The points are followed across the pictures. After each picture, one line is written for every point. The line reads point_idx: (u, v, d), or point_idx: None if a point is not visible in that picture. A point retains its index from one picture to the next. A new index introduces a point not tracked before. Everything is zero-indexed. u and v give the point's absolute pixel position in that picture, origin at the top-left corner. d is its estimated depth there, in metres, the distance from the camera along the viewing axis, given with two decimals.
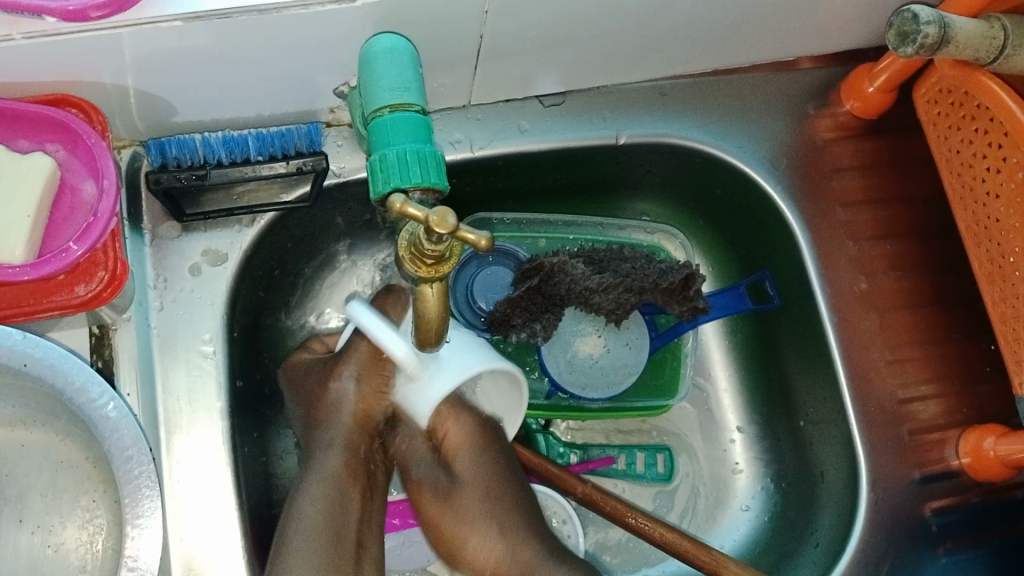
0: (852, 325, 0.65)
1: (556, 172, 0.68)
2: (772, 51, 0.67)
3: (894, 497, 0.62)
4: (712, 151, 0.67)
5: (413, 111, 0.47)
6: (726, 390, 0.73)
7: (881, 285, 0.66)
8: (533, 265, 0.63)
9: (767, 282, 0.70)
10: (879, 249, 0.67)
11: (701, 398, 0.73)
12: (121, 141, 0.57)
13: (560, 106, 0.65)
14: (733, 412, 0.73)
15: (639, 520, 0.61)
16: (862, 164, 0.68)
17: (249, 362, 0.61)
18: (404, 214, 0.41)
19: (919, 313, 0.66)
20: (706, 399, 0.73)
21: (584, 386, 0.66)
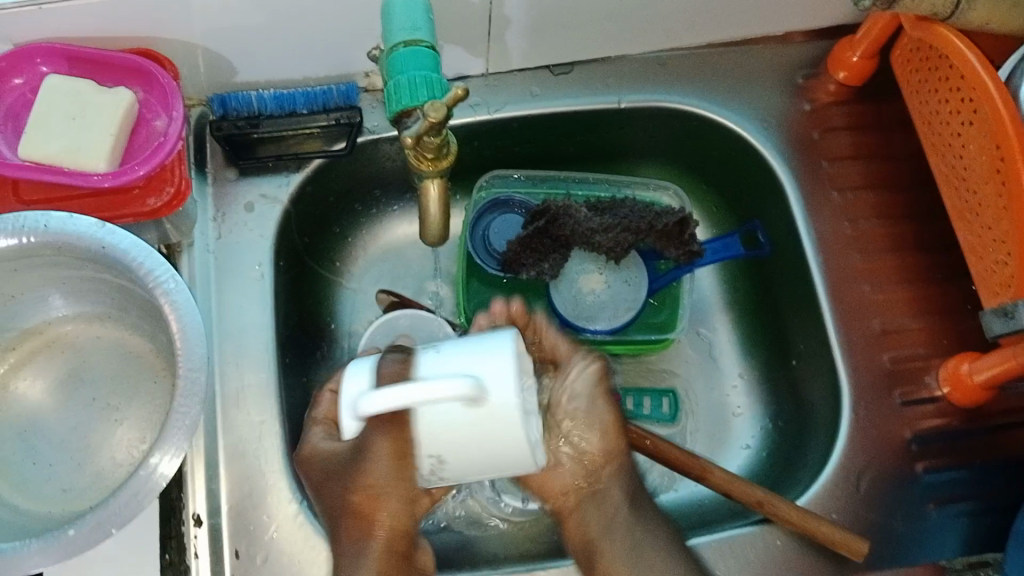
0: (837, 264, 0.70)
1: (567, 135, 0.76)
2: (760, 28, 0.76)
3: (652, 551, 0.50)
4: (704, 113, 0.74)
5: (423, 46, 0.56)
6: (726, 338, 0.79)
7: (866, 230, 0.72)
8: (540, 208, 0.71)
9: (758, 230, 0.76)
10: (864, 199, 0.73)
11: (703, 342, 0.79)
12: (192, 100, 0.69)
13: (568, 75, 0.75)
14: (733, 359, 0.78)
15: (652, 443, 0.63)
16: (850, 126, 0.75)
17: (293, 290, 0.71)
18: (419, 134, 0.49)
19: (902, 257, 0.71)
20: (707, 344, 0.78)
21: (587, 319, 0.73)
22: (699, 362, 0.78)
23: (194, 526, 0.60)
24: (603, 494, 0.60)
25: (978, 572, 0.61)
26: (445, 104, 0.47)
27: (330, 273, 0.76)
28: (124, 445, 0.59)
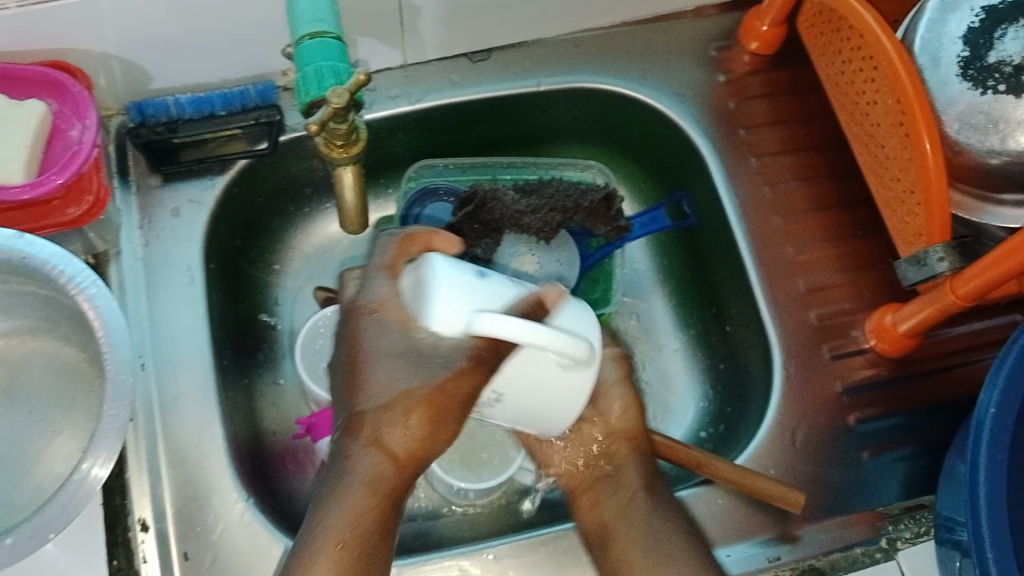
0: (761, 227, 0.72)
1: (491, 121, 0.77)
2: (670, 3, 0.77)
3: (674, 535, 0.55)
4: (623, 91, 0.76)
5: (329, 38, 0.56)
6: (659, 307, 0.80)
7: (786, 192, 0.74)
8: (468, 195, 0.71)
9: (683, 202, 0.77)
10: (782, 162, 0.75)
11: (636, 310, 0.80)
12: (110, 110, 0.68)
13: (487, 61, 0.76)
14: (668, 326, 0.80)
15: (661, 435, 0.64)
16: (766, 94, 0.77)
17: (226, 292, 0.71)
18: (323, 120, 0.50)
19: (823, 216, 0.73)
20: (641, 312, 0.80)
21: None
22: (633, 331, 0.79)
23: (142, 531, 0.59)
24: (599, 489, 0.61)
25: (915, 515, 0.62)
26: (348, 90, 0.49)
27: (264, 273, 0.76)
28: (62, 457, 0.58)
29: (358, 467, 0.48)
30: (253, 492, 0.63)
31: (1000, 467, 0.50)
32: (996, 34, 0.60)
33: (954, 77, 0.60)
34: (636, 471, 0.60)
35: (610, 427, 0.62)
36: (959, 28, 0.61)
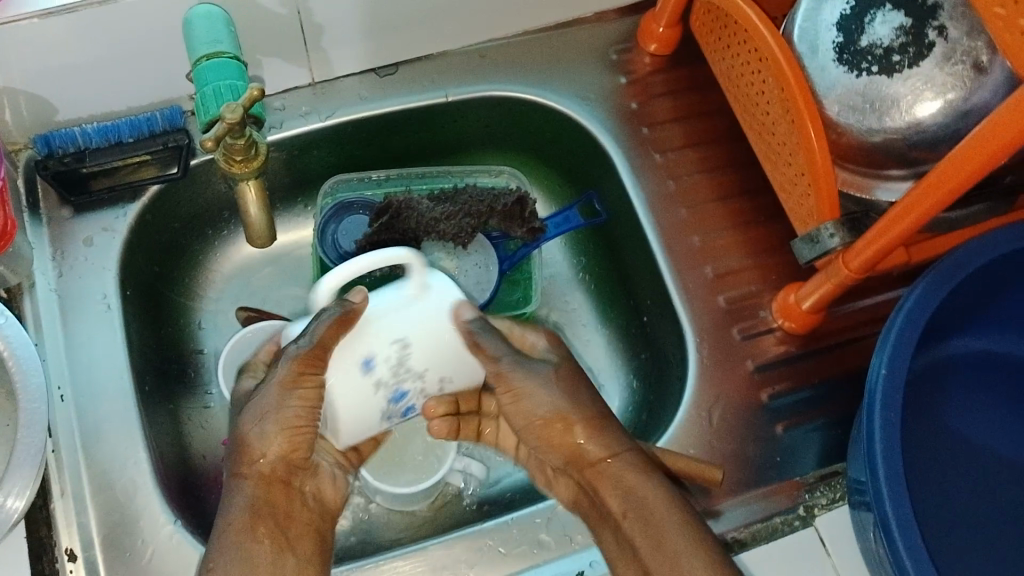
0: (668, 219, 0.75)
1: (403, 133, 0.79)
2: (568, 11, 0.80)
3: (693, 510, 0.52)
4: (529, 96, 0.78)
5: (227, 57, 0.57)
6: (578, 305, 0.83)
7: (689, 184, 0.77)
8: (383, 205, 0.72)
9: (594, 200, 0.79)
10: (684, 156, 0.78)
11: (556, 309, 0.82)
12: (16, 145, 0.68)
13: (394, 75, 0.77)
14: (587, 322, 0.82)
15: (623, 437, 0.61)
16: (666, 93, 0.81)
17: (146, 317, 0.71)
18: (219, 136, 0.51)
19: (725, 205, 0.76)
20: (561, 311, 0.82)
21: None
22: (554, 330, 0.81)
23: (69, 561, 0.59)
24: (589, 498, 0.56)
25: (829, 482, 0.65)
26: (241, 106, 0.50)
27: (186, 298, 0.76)
28: None
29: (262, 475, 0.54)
30: (182, 514, 0.63)
31: (893, 423, 0.53)
32: (866, 19, 0.62)
33: (831, 62, 0.63)
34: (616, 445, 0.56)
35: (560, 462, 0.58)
36: (834, 15, 0.64)
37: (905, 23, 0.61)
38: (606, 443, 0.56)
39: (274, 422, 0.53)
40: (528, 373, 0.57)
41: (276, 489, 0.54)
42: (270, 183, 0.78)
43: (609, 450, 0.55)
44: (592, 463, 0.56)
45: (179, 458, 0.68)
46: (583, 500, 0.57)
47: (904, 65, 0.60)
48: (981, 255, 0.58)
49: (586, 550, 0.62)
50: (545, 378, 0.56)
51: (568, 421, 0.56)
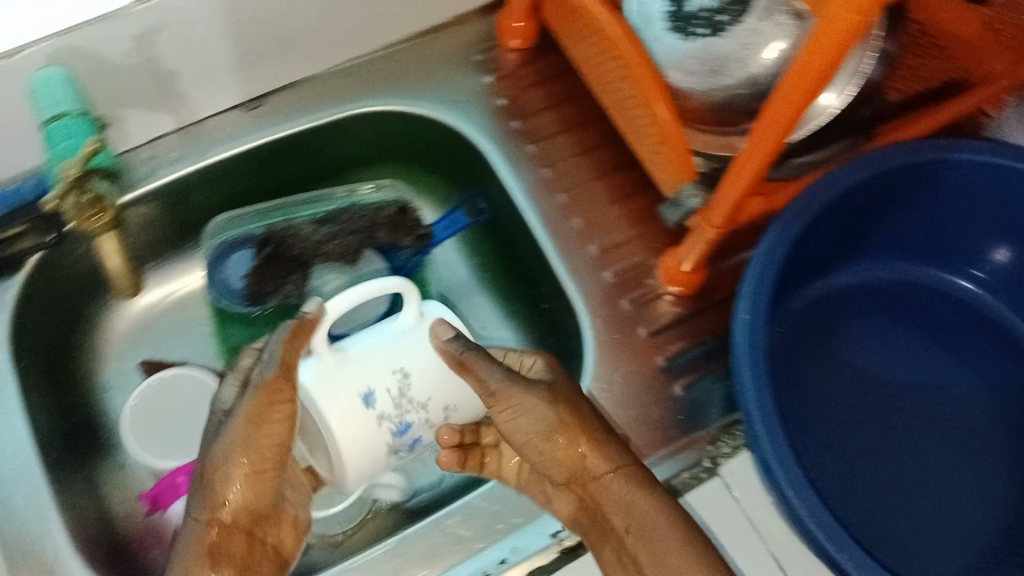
0: (548, 205, 0.77)
1: (281, 162, 0.80)
2: (424, 20, 0.82)
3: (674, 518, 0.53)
4: (397, 108, 0.80)
5: (68, 116, 0.60)
6: (481, 303, 0.84)
7: (565, 168, 0.79)
8: (266, 238, 0.74)
9: (478, 199, 0.83)
10: (557, 142, 0.80)
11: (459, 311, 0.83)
12: None
13: (260, 107, 0.78)
14: (491, 318, 0.83)
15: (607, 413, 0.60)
16: (532, 84, 0.83)
17: (47, 384, 0.71)
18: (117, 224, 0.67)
19: (602, 183, 0.78)
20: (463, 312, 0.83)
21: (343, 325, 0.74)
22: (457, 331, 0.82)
23: None
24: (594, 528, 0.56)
25: (732, 430, 0.67)
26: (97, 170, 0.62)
27: (87, 359, 0.76)
28: None
29: (202, 525, 0.53)
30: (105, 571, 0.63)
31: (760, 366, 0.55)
32: None
33: (664, 31, 0.64)
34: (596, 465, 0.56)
35: (563, 483, 0.58)
36: None
37: None
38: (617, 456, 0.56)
39: (241, 455, 0.54)
40: (520, 406, 0.56)
41: (236, 537, 0.54)
42: (156, 232, 0.78)
43: (614, 463, 0.56)
44: (596, 476, 0.56)
45: (100, 517, 0.69)
46: (585, 517, 0.57)
47: (729, 23, 0.63)
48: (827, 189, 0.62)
49: (507, 538, 0.63)
50: (542, 401, 0.56)
51: (557, 442, 0.56)
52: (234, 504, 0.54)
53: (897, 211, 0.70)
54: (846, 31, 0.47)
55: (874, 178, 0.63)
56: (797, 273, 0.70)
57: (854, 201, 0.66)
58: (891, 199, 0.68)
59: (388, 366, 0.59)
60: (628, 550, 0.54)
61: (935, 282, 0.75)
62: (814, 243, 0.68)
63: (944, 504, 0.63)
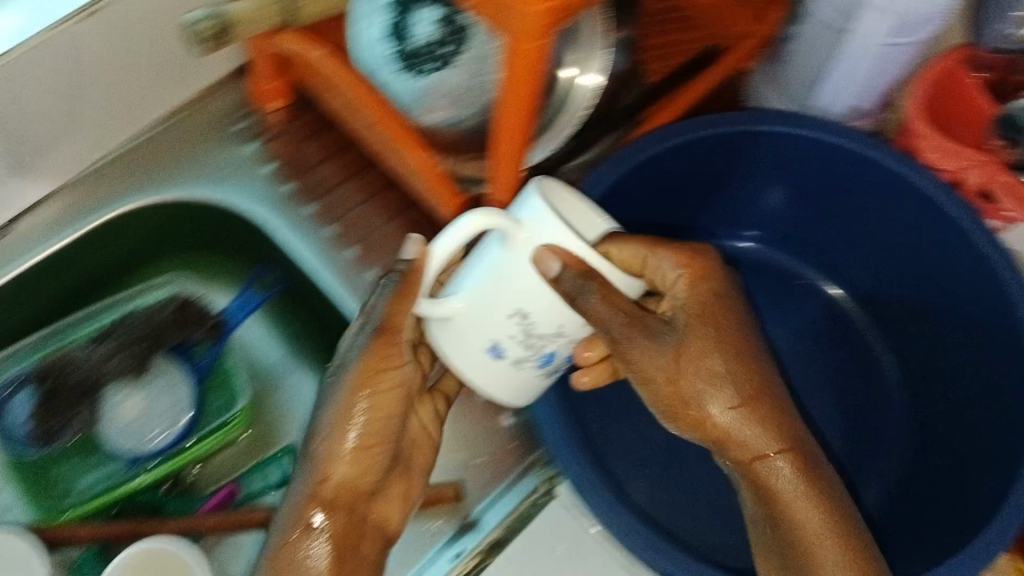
0: (339, 266, 0.77)
1: (49, 283, 0.75)
2: (172, 103, 0.78)
3: (800, 471, 0.58)
4: (161, 201, 0.77)
5: None
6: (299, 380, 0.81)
7: (349, 222, 0.78)
8: (42, 373, 0.70)
9: (265, 273, 0.80)
10: (335, 197, 0.79)
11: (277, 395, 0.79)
12: None
13: (14, 234, 0.73)
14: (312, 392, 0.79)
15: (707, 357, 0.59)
16: (299, 143, 0.81)
17: None
18: None
19: (388, 228, 0.78)
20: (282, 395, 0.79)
21: (145, 440, 0.73)
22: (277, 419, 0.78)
23: None
24: (765, 466, 0.58)
25: None
26: None
27: None
28: None
29: None
30: None
31: None
32: (405, 21, 0.62)
33: (395, 74, 0.62)
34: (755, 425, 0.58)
35: (722, 412, 0.59)
36: (377, 27, 0.62)
37: (441, 14, 0.61)
38: (775, 434, 0.58)
39: (361, 396, 0.58)
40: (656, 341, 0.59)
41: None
42: None
43: (784, 443, 0.58)
44: (747, 454, 0.59)
45: None
46: (752, 436, 0.58)
47: (456, 52, 0.61)
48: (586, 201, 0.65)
49: None
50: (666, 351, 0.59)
51: (713, 381, 0.59)
52: (338, 478, 0.57)
53: (715, 179, 0.73)
54: (536, 30, 0.46)
55: (673, 152, 0.67)
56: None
57: (660, 172, 0.69)
58: (710, 168, 0.71)
59: (498, 313, 0.55)
60: (785, 516, 0.57)
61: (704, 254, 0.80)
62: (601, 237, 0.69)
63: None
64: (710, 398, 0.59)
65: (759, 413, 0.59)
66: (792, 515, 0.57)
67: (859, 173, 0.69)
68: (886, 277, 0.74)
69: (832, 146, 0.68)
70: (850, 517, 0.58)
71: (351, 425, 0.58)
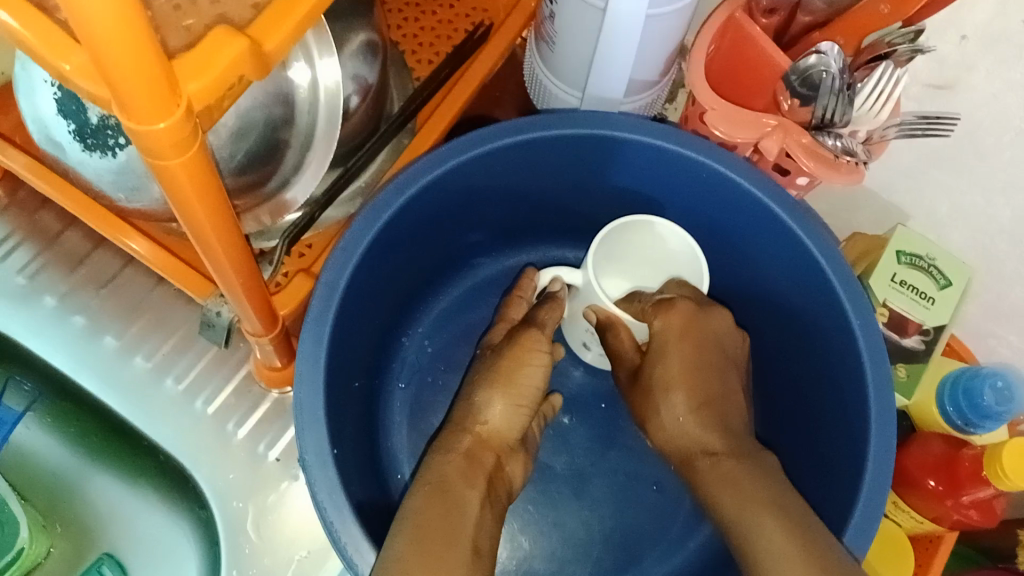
0: (101, 357, 0.66)
1: None
2: None
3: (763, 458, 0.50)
4: None
5: None
6: (96, 486, 0.69)
7: (105, 302, 0.67)
8: None
9: (20, 381, 0.67)
10: (83, 277, 0.68)
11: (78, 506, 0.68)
12: None
13: None
14: (111, 496, 0.68)
15: (654, 369, 0.56)
16: (27, 220, 0.69)
17: None
18: None
19: (153, 299, 0.68)
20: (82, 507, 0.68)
21: None
22: (84, 532, 0.68)
23: None
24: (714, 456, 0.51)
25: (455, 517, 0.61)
26: None
27: None
28: None
29: None
30: None
31: (342, 502, 0.50)
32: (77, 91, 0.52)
33: (83, 153, 0.52)
34: (712, 425, 0.53)
35: (676, 424, 0.54)
36: (49, 104, 0.52)
37: None
38: (722, 434, 0.52)
39: (485, 386, 0.56)
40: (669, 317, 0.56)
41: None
42: None
43: (727, 439, 0.52)
44: (695, 452, 0.52)
45: None
46: (708, 440, 0.52)
47: None
48: (349, 257, 0.55)
49: None
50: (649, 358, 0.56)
51: (669, 390, 0.55)
52: (490, 425, 0.54)
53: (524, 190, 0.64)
54: (194, 170, 0.37)
55: (450, 175, 0.58)
56: (364, 355, 0.61)
57: (450, 192, 0.60)
58: (503, 182, 0.62)
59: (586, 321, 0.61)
60: (719, 503, 0.49)
61: (498, 283, 0.71)
62: (375, 288, 0.60)
63: (602, 513, 0.64)
64: (667, 400, 0.54)
65: (723, 412, 0.53)
66: (720, 495, 0.49)
67: (697, 183, 0.60)
68: (745, 275, 0.65)
69: (676, 157, 0.59)
70: (800, 508, 0.46)
71: (468, 425, 0.54)
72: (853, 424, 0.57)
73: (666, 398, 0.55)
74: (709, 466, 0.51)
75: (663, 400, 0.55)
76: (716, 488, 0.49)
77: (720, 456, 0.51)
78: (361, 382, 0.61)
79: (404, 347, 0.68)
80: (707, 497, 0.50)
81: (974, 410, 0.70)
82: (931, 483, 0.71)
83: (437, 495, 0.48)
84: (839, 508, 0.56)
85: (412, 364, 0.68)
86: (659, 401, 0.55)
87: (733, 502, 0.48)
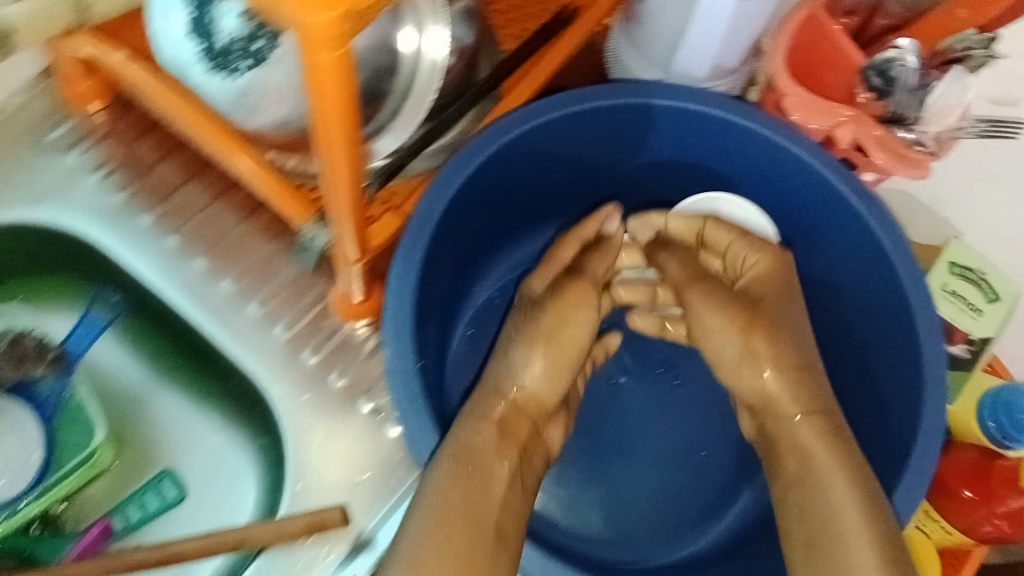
0: (189, 277, 0.70)
1: None
2: None
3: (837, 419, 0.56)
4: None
5: None
6: (162, 398, 0.71)
7: (196, 228, 0.71)
8: None
9: (107, 294, 0.71)
10: (176, 203, 0.72)
11: (143, 417, 0.70)
12: None
13: None
14: (177, 407, 0.71)
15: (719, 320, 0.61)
16: (128, 146, 0.73)
17: None
18: None
19: (238, 228, 0.72)
20: (146, 415, 0.70)
21: None
22: (148, 441, 0.70)
23: None
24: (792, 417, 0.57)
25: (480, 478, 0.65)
26: None
27: None
28: None
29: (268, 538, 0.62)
30: None
31: None
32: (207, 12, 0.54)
33: (209, 74, 0.56)
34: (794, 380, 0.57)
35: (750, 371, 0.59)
36: (180, 24, 0.55)
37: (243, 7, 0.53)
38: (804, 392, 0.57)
39: (524, 345, 0.60)
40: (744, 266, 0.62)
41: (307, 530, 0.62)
42: None
43: (809, 401, 0.57)
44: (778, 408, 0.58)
45: None
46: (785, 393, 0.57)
47: (267, 49, 0.54)
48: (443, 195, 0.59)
49: None
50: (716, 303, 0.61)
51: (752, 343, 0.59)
52: (526, 389, 0.59)
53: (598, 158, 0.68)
54: (338, 72, 0.40)
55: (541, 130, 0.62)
56: (439, 293, 0.64)
57: (538, 148, 0.64)
58: (584, 144, 0.66)
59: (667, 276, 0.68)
60: (805, 465, 0.55)
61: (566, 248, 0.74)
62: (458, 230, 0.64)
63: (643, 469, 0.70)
64: (745, 350, 0.59)
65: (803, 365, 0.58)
66: (812, 453, 0.54)
67: (773, 165, 0.64)
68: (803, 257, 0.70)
69: (753, 139, 0.62)
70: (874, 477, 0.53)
71: (505, 390, 0.59)
72: (903, 400, 0.59)
73: (749, 347, 0.59)
74: (794, 425, 0.56)
75: (739, 349, 0.60)
76: (801, 444, 0.55)
77: (803, 415, 0.56)
78: (434, 321, 0.65)
79: (472, 296, 0.72)
80: (790, 462, 0.56)
81: (1015, 425, 0.67)
82: (966, 493, 0.72)
83: (461, 470, 0.53)
84: (881, 477, 0.59)
85: (479, 310, 0.72)
86: (731, 345, 0.60)
87: (815, 466, 0.54)
